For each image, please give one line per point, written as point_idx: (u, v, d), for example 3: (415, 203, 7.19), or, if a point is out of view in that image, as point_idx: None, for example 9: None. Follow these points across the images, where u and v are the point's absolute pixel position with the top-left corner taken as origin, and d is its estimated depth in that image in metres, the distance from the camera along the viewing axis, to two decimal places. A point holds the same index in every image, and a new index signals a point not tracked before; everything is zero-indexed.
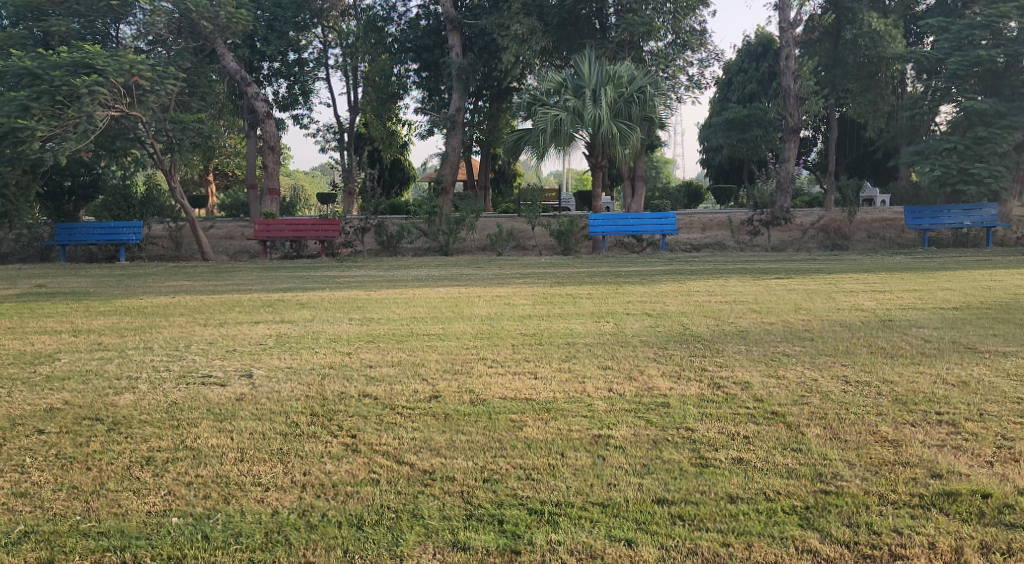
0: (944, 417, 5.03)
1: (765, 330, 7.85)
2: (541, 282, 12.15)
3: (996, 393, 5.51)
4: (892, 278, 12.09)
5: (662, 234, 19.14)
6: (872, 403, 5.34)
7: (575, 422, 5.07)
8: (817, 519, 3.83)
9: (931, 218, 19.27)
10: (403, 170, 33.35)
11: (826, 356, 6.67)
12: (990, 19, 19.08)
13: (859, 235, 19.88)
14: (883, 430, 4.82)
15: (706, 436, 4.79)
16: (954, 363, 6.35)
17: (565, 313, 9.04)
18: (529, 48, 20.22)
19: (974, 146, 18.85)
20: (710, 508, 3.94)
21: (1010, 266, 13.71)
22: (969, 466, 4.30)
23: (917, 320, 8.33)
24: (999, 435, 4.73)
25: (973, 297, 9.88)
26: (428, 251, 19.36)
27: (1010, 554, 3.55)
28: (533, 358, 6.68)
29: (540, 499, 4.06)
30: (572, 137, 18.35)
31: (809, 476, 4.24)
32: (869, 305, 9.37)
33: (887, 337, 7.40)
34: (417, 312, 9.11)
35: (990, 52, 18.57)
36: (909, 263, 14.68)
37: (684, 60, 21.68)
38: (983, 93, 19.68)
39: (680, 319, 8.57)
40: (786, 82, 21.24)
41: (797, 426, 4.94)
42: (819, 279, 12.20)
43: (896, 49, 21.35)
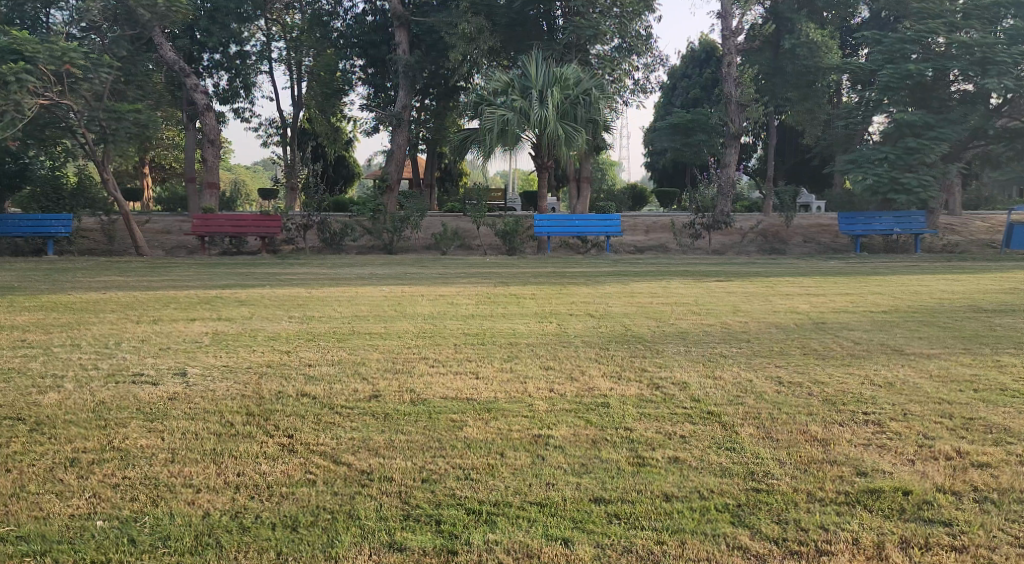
0: (871, 417, 5.20)
1: (705, 332, 7.98)
2: (485, 281, 12.16)
3: (919, 393, 5.73)
4: (826, 282, 12.44)
5: (606, 235, 19.32)
6: (803, 403, 5.49)
7: (515, 422, 5.08)
8: (749, 516, 3.92)
9: (864, 222, 19.66)
10: (347, 166, 33.02)
11: (761, 357, 6.84)
12: (920, 34, 19.74)
13: (795, 239, 20.39)
14: (813, 429, 4.96)
15: (644, 436, 4.86)
16: (881, 364, 6.58)
17: (509, 312, 9.08)
18: (476, 48, 20.20)
19: (904, 155, 19.53)
20: (645, 506, 4.00)
21: (938, 272, 14.19)
22: (893, 464, 4.45)
23: (848, 322, 8.61)
24: (920, 434, 4.91)
25: (901, 301, 10.25)
26: (372, 249, 19.17)
27: (927, 548, 3.67)
28: (475, 358, 6.69)
29: (479, 499, 4.06)
30: (519, 137, 18.38)
31: (742, 474, 4.34)
32: (803, 308, 9.63)
33: (820, 339, 7.63)
34: (359, 310, 9.02)
35: (919, 66, 19.20)
36: (843, 267, 15.08)
37: (630, 65, 21.91)
38: (914, 105, 20.32)
39: (622, 320, 8.68)
40: (728, 89, 21.65)
41: (732, 425, 5.05)
42: (756, 282, 12.48)
43: (833, 60, 21.96)
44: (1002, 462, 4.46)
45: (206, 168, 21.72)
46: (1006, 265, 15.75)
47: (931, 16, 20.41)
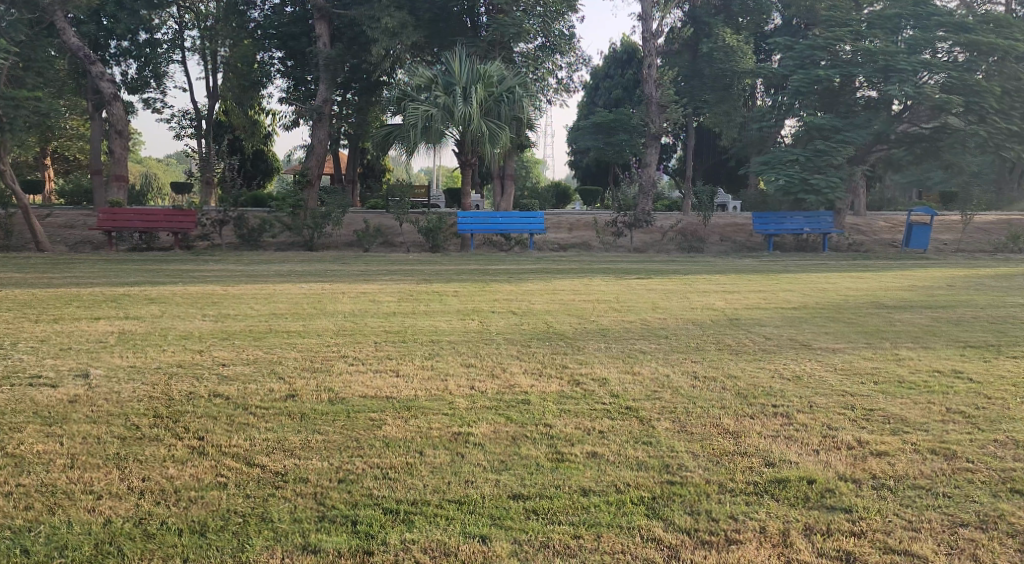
0: (780, 409, 5.39)
1: (625, 329, 8.12)
2: (408, 279, 12.05)
3: (825, 386, 5.96)
4: (741, 280, 12.79)
5: (530, 233, 19.44)
6: (717, 397, 5.64)
7: (436, 420, 5.06)
8: (663, 508, 4.01)
9: (777, 222, 20.35)
10: (266, 161, 32.27)
11: (678, 353, 6.99)
12: (829, 41, 20.51)
13: (712, 238, 20.92)
14: (725, 422, 5.10)
15: (564, 432, 4.91)
16: (790, 358, 6.82)
17: (431, 310, 9.02)
18: (398, 43, 20.02)
19: (814, 158, 20.29)
20: (563, 501, 4.04)
21: (844, 270, 14.77)
22: (799, 454, 4.61)
23: (760, 319, 8.88)
24: (825, 425, 5.11)
25: (810, 298, 10.62)
26: (291, 246, 18.76)
27: (829, 535, 3.81)
28: (396, 356, 6.62)
29: (397, 498, 4.03)
30: (442, 134, 18.30)
31: (657, 467, 4.43)
32: (719, 305, 9.89)
33: (733, 335, 7.86)
34: (276, 308, 8.82)
35: (828, 72, 19.96)
36: (757, 266, 15.52)
37: (553, 64, 22.06)
38: (823, 109, 21.22)
39: (543, 317, 8.74)
40: (648, 90, 22.04)
41: (648, 420, 5.16)
42: (675, 279, 12.73)
43: (748, 64, 22.60)
44: (899, 450, 4.68)
45: (114, 160, 20.86)
46: (907, 264, 16.53)
47: (840, 24, 21.21)
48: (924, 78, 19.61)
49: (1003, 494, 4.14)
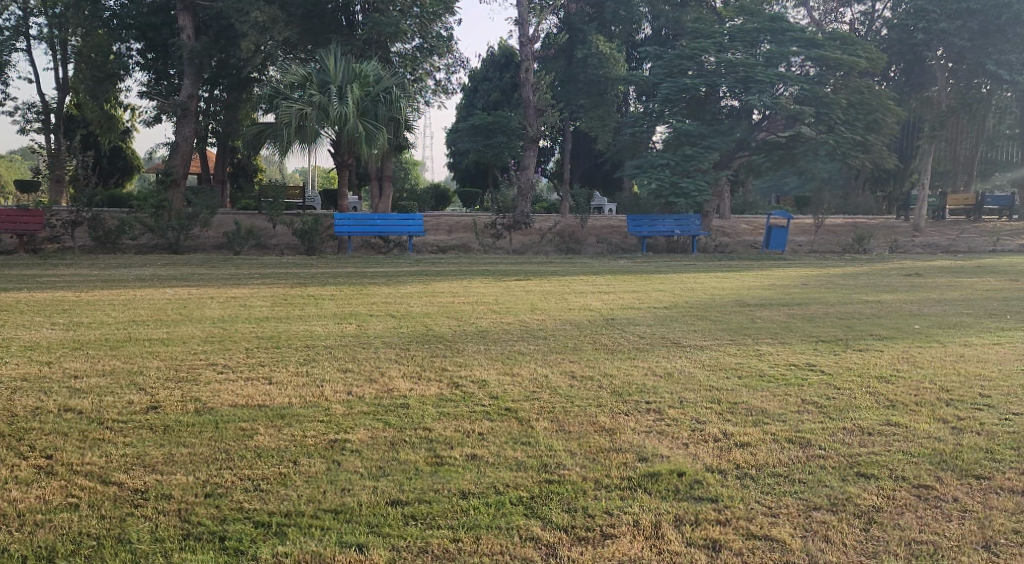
0: (652, 405, 5.56)
1: (504, 330, 8.15)
2: (282, 282, 11.72)
3: (694, 382, 6.20)
4: (616, 280, 13.17)
5: (409, 235, 19.24)
6: (593, 395, 5.76)
7: (310, 427, 4.92)
8: (541, 507, 4.05)
9: (649, 225, 21.02)
10: (125, 158, 30.56)
11: (556, 353, 7.09)
12: (695, 52, 21.43)
13: (589, 239, 21.41)
14: (601, 420, 5.22)
15: (443, 435, 4.88)
16: (662, 356, 7.06)
17: (306, 314, 8.78)
18: (270, 39, 19.43)
19: (683, 162, 21.16)
20: (442, 505, 4.01)
21: (710, 270, 15.46)
22: (671, 449, 4.77)
23: (634, 318, 9.15)
24: (693, 419, 5.31)
25: (680, 298, 11.04)
26: (154, 248, 17.82)
27: (698, 525, 3.95)
28: (268, 363, 6.39)
29: (268, 510, 3.89)
30: (317, 133, 17.87)
31: (535, 467, 4.47)
32: (595, 305, 10.13)
33: (609, 334, 8.05)
34: (136, 314, 8.36)
35: (694, 81, 20.85)
36: (631, 267, 16.02)
37: (431, 65, 21.96)
38: (689, 116, 22.15)
39: (422, 319, 8.69)
40: (526, 93, 22.31)
41: (527, 420, 5.20)
42: (553, 280, 12.95)
43: (620, 71, 23.25)
44: (760, 440, 4.92)
45: None
46: (767, 265, 17.47)
47: (705, 35, 22.16)
48: (780, 90, 20.82)
49: (852, 478, 4.42)
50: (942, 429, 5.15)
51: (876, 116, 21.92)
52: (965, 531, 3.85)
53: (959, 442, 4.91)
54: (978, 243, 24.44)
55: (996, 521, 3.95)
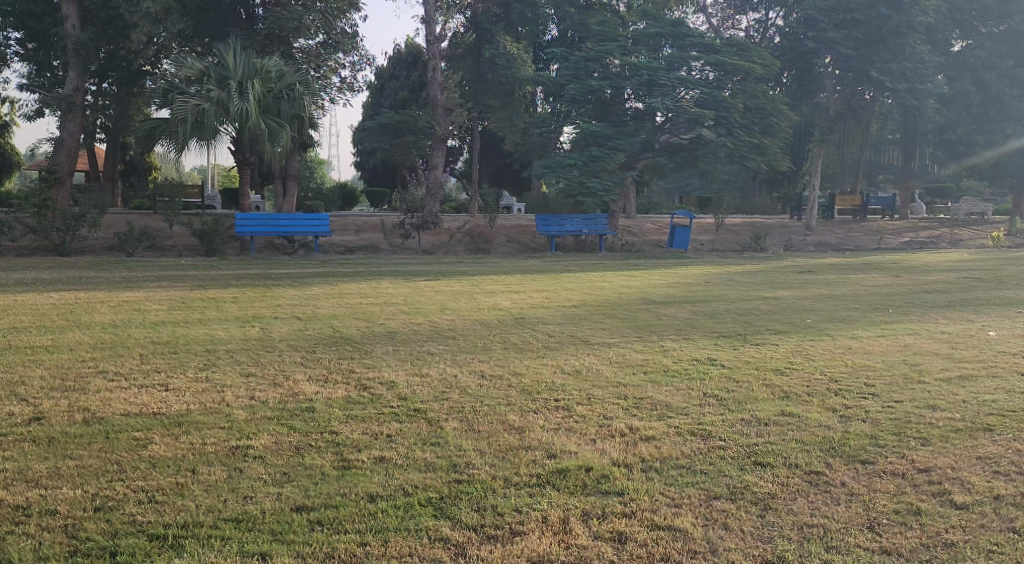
0: (561, 403, 5.62)
1: (413, 331, 8.09)
2: (180, 285, 11.27)
3: (602, 378, 6.30)
4: (525, 280, 13.23)
5: (314, 236, 18.86)
6: (503, 394, 5.77)
7: (211, 434, 4.74)
8: (451, 508, 4.01)
9: (558, 224, 21.24)
10: (5, 155, 28.81)
11: (466, 353, 7.07)
12: (600, 54, 21.80)
13: (498, 239, 21.47)
14: (511, 418, 5.24)
15: (350, 438, 4.79)
16: (570, 354, 7.13)
17: (206, 318, 8.46)
18: (163, 30, 18.67)
19: (590, 162, 21.51)
20: (349, 510, 3.93)
21: (617, 269, 15.76)
22: (579, 445, 4.83)
23: (543, 317, 9.23)
24: (601, 415, 5.39)
25: (588, 296, 11.19)
26: (37, 250, 16.83)
27: (605, 518, 4.00)
28: (164, 369, 6.13)
29: (164, 522, 3.73)
30: (217, 130, 17.28)
31: (444, 467, 4.44)
32: (505, 305, 10.15)
33: (519, 333, 8.09)
34: (18, 321, 7.87)
35: (599, 83, 21.22)
36: (540, 266, 16.17)
37: (336, 62, 21.55)
38: (595, 117, 22.52)
39: (330, 321, 8.52)
40: (434, 92, 22.19)
41: (436, 421, 5.16)
42: (463, 281, 12.94)
43: (527, 72, 23.41)
44: (664, 434, 5.03)
45: None
46: (672, 263, 17.92)
47: (609, 38, 22.55)
48: (681, 93, 21.51)
49: (749, 467, 4.57)
50: (831, 418, 5.39)
51: (770, 120, 22.81)
52: (852, 514, 4.02)
53: (846, 430, 5.15)
54: (865, 241, 25.77)
55: (880, 503, 4.14)
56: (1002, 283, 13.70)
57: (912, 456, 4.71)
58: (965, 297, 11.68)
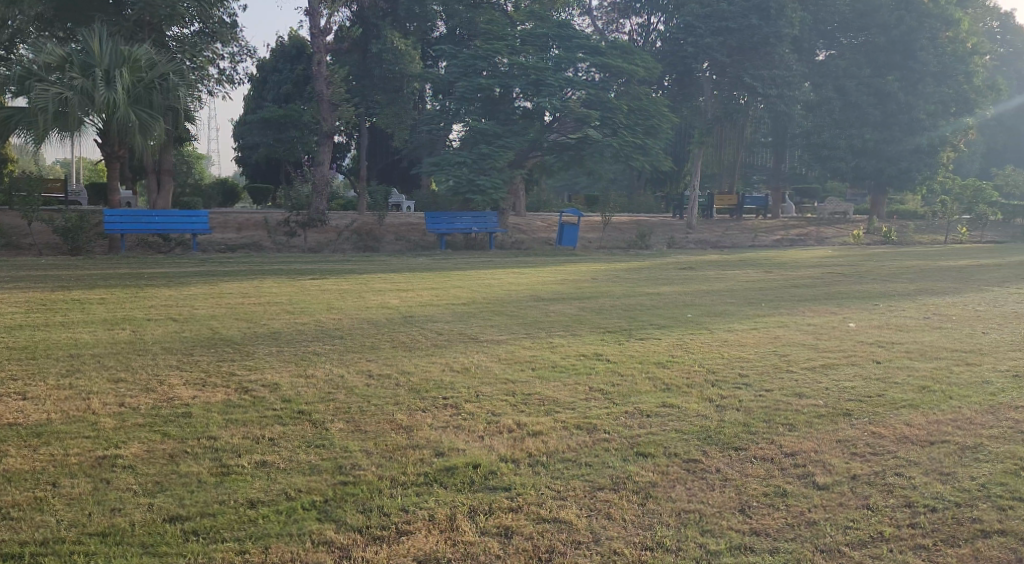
0: (449, 401, 5.60)
1: (297, 331, 7.88)
2: (42, 286, 10.56)
3: (490, 375, 6.32)
4: (414, 278, 13.10)
5: (192, 233, 18.10)
6: (391, 394, 5.70)
7: (75, 445, 4.46)
8: (335, 510, 3.93)
9: (448, 222, 21.14)
10: None
11: (353, 353, 6.95)
12: (488, 52, 21.77)
13: (387, 237, 21.21)
14: (398, 418, 5.18)
15: (230, 444, 4.61)
16: (460, 352, 7.13)
17: (70, 320, 7.96)
18: (19, 13, 17.48)
19: (479, 160, 21.64)
20: (227, 517, 3.79)
21: (507, 266, 15.87)
22: (468, 442, 4.83)
23: (432, 315, 9.20)
24: (489, 412, 5.41)
25: (478, 294, 11.20)
26: None
27: (492, 514, 4.02)
28: (22, 377, 5.72)
29: (21, 541, 3.50)
30: (81, 121, 16.32)
31: (330, 470, 4.35)
32: (393, 303, 10.04)
33: (407, 331, 8.02)
34: None
35: (487, 82, 21.31)
36: (430, 264, 16.05)
37: (214, 52, 20.75)
38: (484, 115, 22.61)
39: (208, 322, 8.19)
40: (319, 87, 21.71)
41: (322, 422, 5.05)
42: (351, 279, 12.71)
43: (415, 68, 23.20)
44: (551, 429, 5.10)
45: None
46: (561, 260, 18.19)
47: (497, 37, 22.64)
48: (569, 93, 22.05)
49: (632, 458, 4.69)
50: (709, 408, 5.61)
51: (653, 122, 23.52)
52: (725, 498, 4.19)
53: (722, 418, 5.36)
54: (742, 239, 27.00)
55: (751, 487, 4.33)
56: (864, 278, 14.61)
57: (780, 441, 4.96)
58: (830, 291, 12.40)
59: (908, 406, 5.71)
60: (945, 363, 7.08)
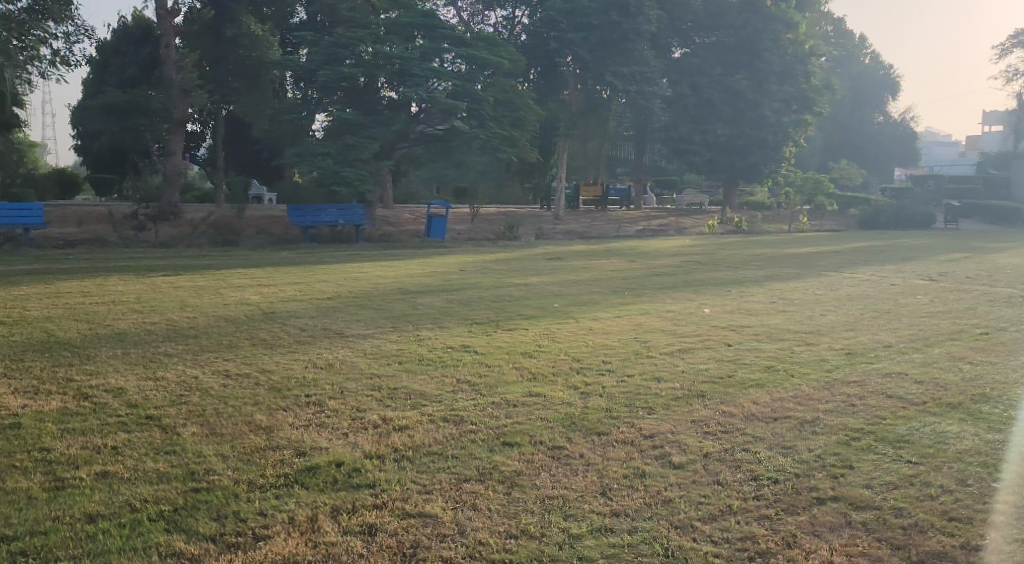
0: (312, 399, 5.44)
1: (147, 331, 7.43)
2: None
3: (356, 371, 6.19)
4: (276, 273, 12.66)
5: (24, 227, 16.74)
6: (249, 394, 5.48)
7: None
8: (185, 520, 3.74)
9: (312, 214, 20.60)
10: None
11: (208, 352, 6.63)
12: (351, 41, 21.20)
13: (248, 230, 20.39)
14: (257, 418, 4.98)
15: (65, 455, 4.30)
16: (324, 348, 6.94)
17: None
18: None
19: (343, 151, 21.24)
20: (62, 535, 3.52)
21: (374, 260, 15.62)
22: (330, 440, 4.71)
23: (295, 310, 8.92)
24: (354, 408, 5.30)
25: (343, 288, 10.96)
26: None
27: (355, 513, 3.93)
28: None
29: None
30: None
31: (180, 477, 4.12)
32: (252, 299, 9.66)
33: (268, 329, 7.73)
34: None
35: (351, 71, 20.84)
36: (294, 258, 15.55)
37: (46, 31, 19.20)
38: (349, 105, 22.17)
39: (44, 325, 7.59)
40: (167, 71, 20.65)
41: (173, 427, 4.78)
42: (207, 275, 12.14)
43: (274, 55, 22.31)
44: (417, 422, 5.05)
45: None
46: (430, 253, 18.10)
47: (360, 25, 22.10)
48: (434, 84, 21.94)
49: (498, 448, 4.71)
50: (572, 395, 5.72)
51: (519, 114, 23.74)
52: (587, 483, 4.29)
53: (585, 405, 5.49)
54: (606, 229, 27.82)
55: (611, 470, 4.45)
56: (717, 265, 15.40)
57: (640, 424, 5.13)
58: (688, 279, 12.98)
59: (755, 385, 6.04)
60: (788, 344, 7.55)
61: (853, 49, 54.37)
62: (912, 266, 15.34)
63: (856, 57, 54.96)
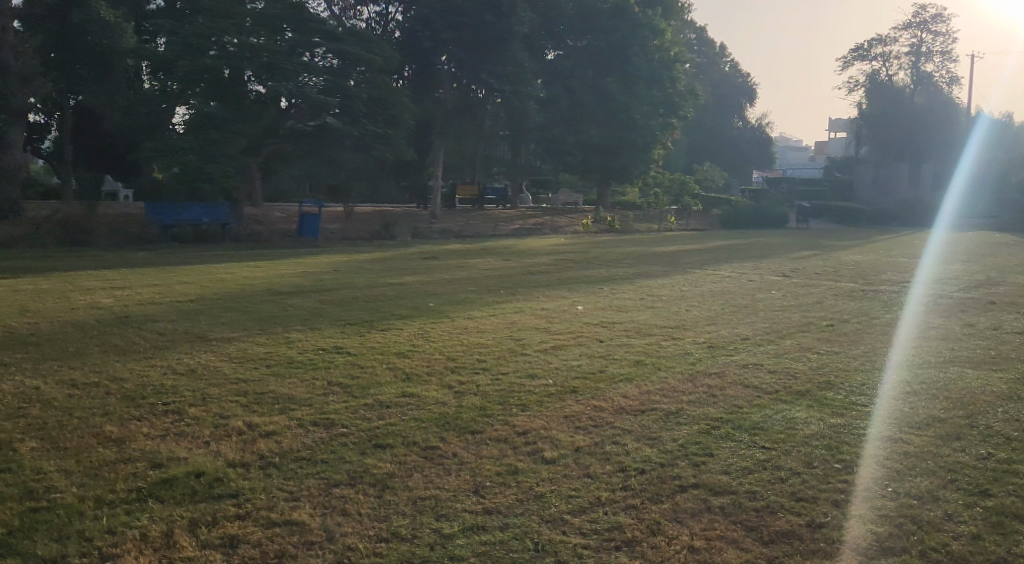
0: (170, 407, 5.16)
1: None
2: None
3: (218, 376, 5.92)
4: (132, 275, 11.94)
5: None
6: (98, 403, 5.14)
7: None
8: (21, 543, 3.46)
9: (173, 213, 19.60)
10: None
11: (52, 361, 6.17)
12: (213, 31, 20.32)
13: (101, 229, 19.17)
14: (108, 430, 4.68)
15: None
16: (184, 353, 6.60)
17: None
18: None
19: (207, 147, 20.21)
20: None
21: (242, 260, 15.04)
22: (188, 450, 4.48)
23: (152, 314, 8.45)
24: (217, 415, 5.07)
25: (207, 289, 10.48)
26: None
27: (215, 524, 3.75)
28: None
29: None
30: None
31: (16, 497, 3.83)
32: (104, 302, 9.08)
33: (122, 334, 7.28)
34: None
35: (214, 63, 19.96)
36: (154, 259, 14.74)
37: None
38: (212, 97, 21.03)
39: None
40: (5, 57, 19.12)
41: (9, 443, 4.43)
42: (53, 278, 11.26)
43: (128, 43, 21.07)
44: (285, 428, 4.89)
45: None
46: (301, 252, 17.61)
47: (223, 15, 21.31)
48: (304, 79, 21.42)
49: (370, 451, 4.62)
50: (447, 395, 5.69)
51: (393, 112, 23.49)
52: (460, 482, 4.27)
53: (460, 404, 5.47)
54: (482, 228, 27.92)
55: (485, 468, 4.45)
56: (589, 264, 15.67)
57: (514, 421, 5.16)
58: (560, 277, 13.18)
59: (625, 379, 6.21)
60: (655, 339, 7.80)
61: (714, 57, 56.97)
62: (769, 263, 16.19)
63: (716, 64, 57.61)
